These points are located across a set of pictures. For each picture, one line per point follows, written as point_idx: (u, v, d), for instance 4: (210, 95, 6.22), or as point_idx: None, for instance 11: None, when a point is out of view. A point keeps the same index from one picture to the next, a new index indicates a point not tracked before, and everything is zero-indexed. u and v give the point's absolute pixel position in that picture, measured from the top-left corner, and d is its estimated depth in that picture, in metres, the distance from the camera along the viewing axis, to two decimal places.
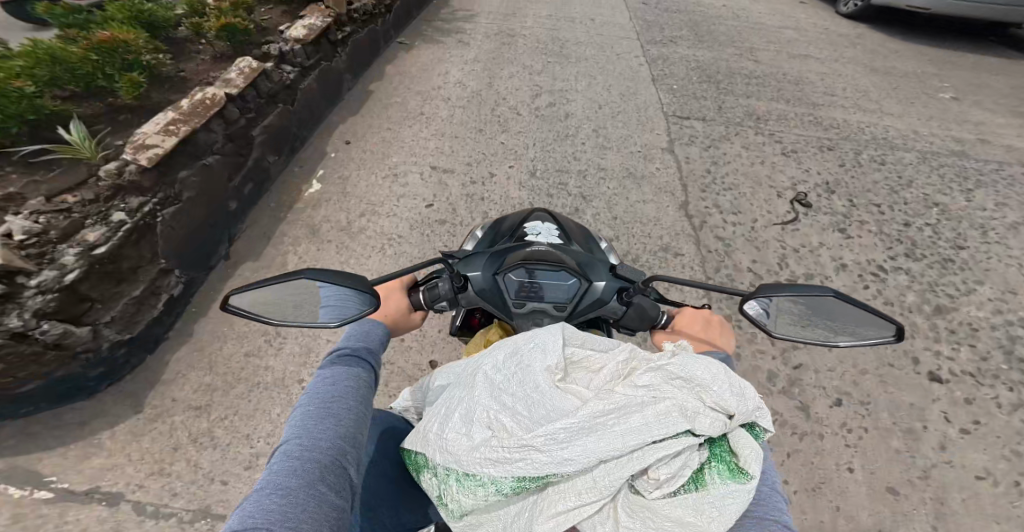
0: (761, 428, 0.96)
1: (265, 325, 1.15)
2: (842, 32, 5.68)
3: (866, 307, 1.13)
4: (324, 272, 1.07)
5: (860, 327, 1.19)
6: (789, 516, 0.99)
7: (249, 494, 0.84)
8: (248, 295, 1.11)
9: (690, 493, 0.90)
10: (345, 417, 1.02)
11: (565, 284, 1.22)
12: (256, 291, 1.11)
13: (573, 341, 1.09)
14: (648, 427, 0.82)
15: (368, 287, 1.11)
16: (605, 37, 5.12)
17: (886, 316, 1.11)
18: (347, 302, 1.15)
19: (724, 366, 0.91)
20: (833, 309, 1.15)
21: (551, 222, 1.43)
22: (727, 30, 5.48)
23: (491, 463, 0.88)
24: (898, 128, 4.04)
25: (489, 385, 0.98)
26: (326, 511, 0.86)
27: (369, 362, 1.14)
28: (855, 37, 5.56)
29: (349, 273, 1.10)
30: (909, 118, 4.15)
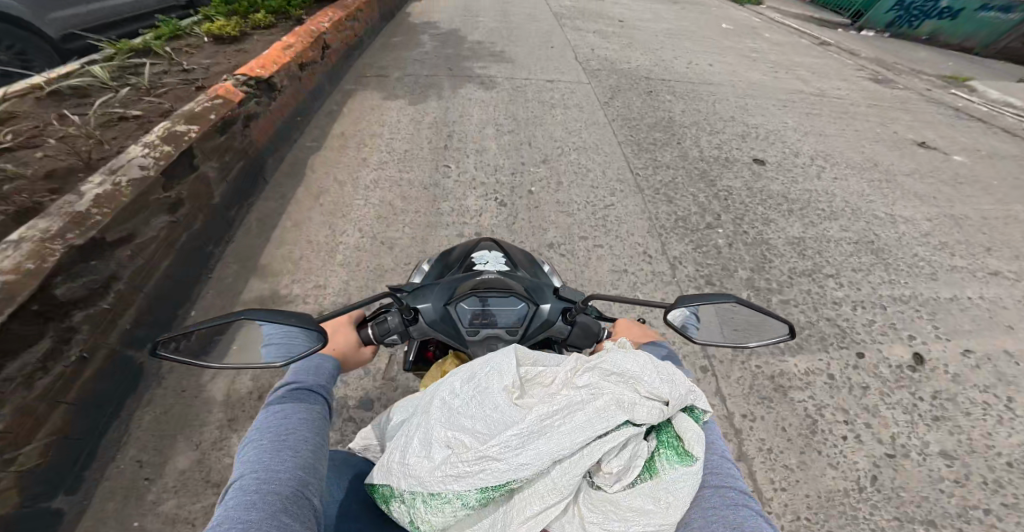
0: (700, 410, 1.05)
1: (191, 366, 1.11)
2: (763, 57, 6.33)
3: (766, 311, 1.23)
4: (263, 311, 1.05)
5: (762, 334, 1.31)
6: (744, 482, 1.07)
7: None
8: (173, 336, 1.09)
9: (646, 482, 0.97)
10: (302, 448, 1.05)
11: (514, 308, 1.28)
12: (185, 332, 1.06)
13: (526, 360, 1.15)
14: (590, 423, 0.89)
15: (313, 324, 1.11)
16: (538, 65, 5.35)
17: (784, 316, 1.23)
18: (294, 338, 1.15)
19: (652, 359, 1.00)
20: (742, 314, 1.26)
21: (497, 251, 1.50)
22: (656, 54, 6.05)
23: (453, 478, 0.91)
24: (815, 130, 4.59)
25: (447, 409, 1.02)
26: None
27: (321, 395, 1.16)
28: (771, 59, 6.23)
29: (293, 313, 1.10)
30: (827, 124, 4.74)
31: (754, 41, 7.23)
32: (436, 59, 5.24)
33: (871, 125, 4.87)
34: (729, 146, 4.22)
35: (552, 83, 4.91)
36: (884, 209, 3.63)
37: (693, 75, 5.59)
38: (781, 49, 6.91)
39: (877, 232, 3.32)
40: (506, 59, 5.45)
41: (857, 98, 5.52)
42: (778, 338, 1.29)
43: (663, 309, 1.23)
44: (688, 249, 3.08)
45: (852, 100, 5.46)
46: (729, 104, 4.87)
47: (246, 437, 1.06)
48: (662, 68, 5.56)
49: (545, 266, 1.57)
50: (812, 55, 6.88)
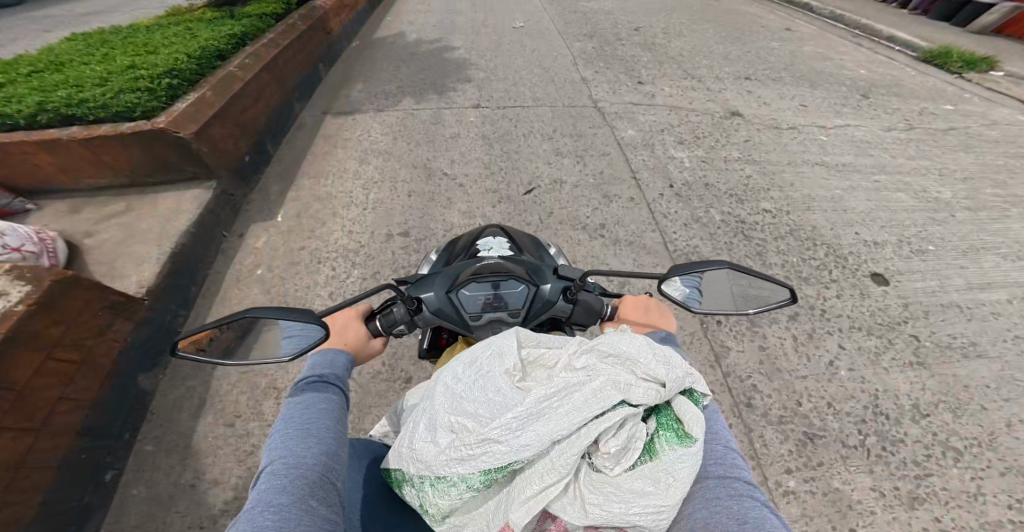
0: (699, 393, 1.06)
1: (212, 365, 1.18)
2: (785, 23, 6.09)
3: (764, 276, 1.22)
4: (269, 309, 1.11)
5: (767, 297, 1.29)
6: (750, 473, 1.08)
7: (241, 514, 0.94)
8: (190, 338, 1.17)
9: (646, 463, 0.99)
10: (325, 436, 1.12)
11: (515, 292, 1.30)
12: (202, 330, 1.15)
13: (529, 344, 1.17)
14: (587, 404, 0.90)
15: (314, 317, 1.15)
16: (543, 41, 5.30)
17: (784, 281, 1.21)
18: (311, 333, 1.23)
19: (649, 341, 1.01)
20: (742, 279, 1.25)
21: (501, 236, 1.52)
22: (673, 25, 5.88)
23: (457, 461, 0.94)
24: (840, 92, 4.39)
25: (450, 394, 1.05)
26: (318, 522, 0.97)
27: (338, 385, 1.22)
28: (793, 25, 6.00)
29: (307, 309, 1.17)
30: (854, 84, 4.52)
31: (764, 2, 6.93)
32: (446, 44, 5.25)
33: (891, 79, 4.65)
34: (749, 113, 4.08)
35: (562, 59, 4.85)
36: (915, 169, 3.46)
37: (697, 38, 5.40)
38: (797, 10, 6.62)
39: (902, 194, 3.19)
40: (517, 38, 5.41)
41: (880, 52, 5.26)
42: (782, 304, 1.28)
43: (659, 281, 1.22)
44: (706, 218, 3.00)
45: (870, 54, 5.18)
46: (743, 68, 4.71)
47: (274, 427, 1.14)
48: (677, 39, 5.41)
49: (551, 249, 1.59)
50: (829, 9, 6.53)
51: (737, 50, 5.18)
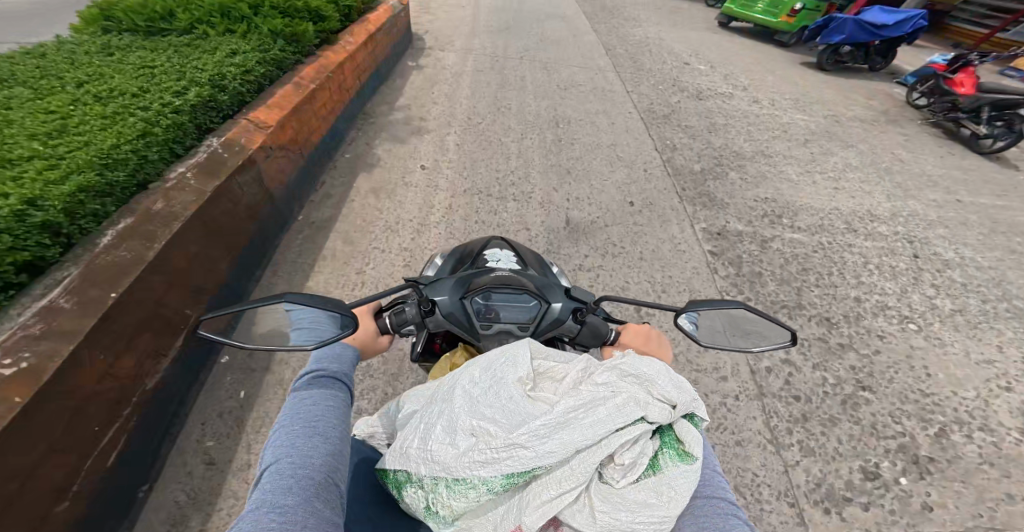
0: (699, 417, 1.14)
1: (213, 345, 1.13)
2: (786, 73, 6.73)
3: (769, 318, 1.31)
4: (307, 296, 1.09)
5: (766, 337, 1.38)
6: (733, 492, 1.15)
7: (244, 513, 0.89)
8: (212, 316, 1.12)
9: (650, 477, 1.05)
10: (332, 436, 1.07)
11: (527, 306, 1.35)
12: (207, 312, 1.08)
13: (539, 356, 1.22)
14: (611, 417, 0.97)
15: (347, 311, 1.14)
16: (571, 78, 5.68)
17: (784, 324, 1.31)
18: (324, 323, 1.18)
19: (664, 365, 1.09)
20: (748, 319, 1.34)
21: (507, 249, 1.58)
22: (693, 67, 6.39)
23: (480, 464, 0.97)
24: (834, 143, 4.86)
25: (468, 398, 1.08)
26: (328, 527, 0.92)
27: (343, 383, 1.20)
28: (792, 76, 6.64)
29: (326, 299, 1.12)
30: (844, 137, 5.06)
31: (758, 56, 7.34)
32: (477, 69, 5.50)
33: (864, 141, 5.05)
34: (756, 152, 4.50)
35: (589, 97, 5.19)
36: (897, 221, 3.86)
37: (712, 84, 5.90)
38: (798, 64, 7.25)
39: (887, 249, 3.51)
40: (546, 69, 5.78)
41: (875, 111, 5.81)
42: (781, 346, 1.36)
43: (675, 314, 1.32)
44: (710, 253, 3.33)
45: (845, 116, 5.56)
46: (751, 117, 5.23)
47: (276, 422, 1.08)
48: (693, 81, 5.93)
49: (552, 268, 1.64)
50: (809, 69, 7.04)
51: (745, 98, 5.72)
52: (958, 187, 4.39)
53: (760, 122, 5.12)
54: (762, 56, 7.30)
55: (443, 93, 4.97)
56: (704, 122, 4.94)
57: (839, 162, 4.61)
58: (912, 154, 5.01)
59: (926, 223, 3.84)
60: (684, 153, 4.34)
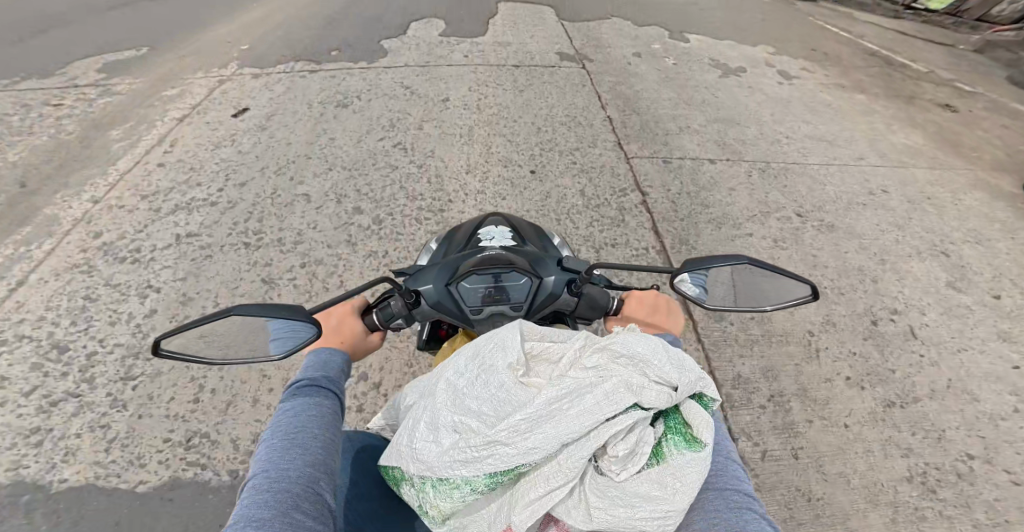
0: (709, 398, 1.03)
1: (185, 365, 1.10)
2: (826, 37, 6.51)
3: (785, 274, 1.18)
4: (262, 308, 1.05)
5: (781, 291, 1.26)
6: (750, 486, 1.05)
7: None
8: (182, 338, 1.11)
9: (654, 467, 0.96)
10: (312, 446, 1.07)
11: (519, 285, 1.27)
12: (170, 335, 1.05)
13: (532, 337, 1.14)
14: (599, 406, 0.87)
15: (308, 316, 1.11)
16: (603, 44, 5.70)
17: (800, 278, 1.17)
18: (293, 334, 1.15)
19: (662, 344, 0.98)
20: (759, 274, 1.21)
21: (503, 226, 1.50)
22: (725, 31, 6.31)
23: (461, 463, 0.91)
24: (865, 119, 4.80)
25: (452, 391, 1.02)
26: None
27: (330, 390, 1.18)
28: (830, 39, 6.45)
29: (286, 312, 1.08)
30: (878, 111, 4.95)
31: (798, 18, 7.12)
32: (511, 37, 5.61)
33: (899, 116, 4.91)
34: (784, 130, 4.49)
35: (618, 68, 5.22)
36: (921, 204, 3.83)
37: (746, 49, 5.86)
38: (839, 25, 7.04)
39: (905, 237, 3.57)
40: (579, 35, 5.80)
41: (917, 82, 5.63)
42: (800, 301, 1.24)
43: (671, 275, 1.23)
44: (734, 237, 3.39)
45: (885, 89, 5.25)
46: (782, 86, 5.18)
47: (262, 437, 1.09)
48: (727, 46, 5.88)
49: (552, 240, 1.55)
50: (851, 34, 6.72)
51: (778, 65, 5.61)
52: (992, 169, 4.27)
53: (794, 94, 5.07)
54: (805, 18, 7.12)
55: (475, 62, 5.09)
56: (737, 97, 4.91)
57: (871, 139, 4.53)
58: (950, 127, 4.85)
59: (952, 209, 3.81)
60: (715, 134, 4.35)
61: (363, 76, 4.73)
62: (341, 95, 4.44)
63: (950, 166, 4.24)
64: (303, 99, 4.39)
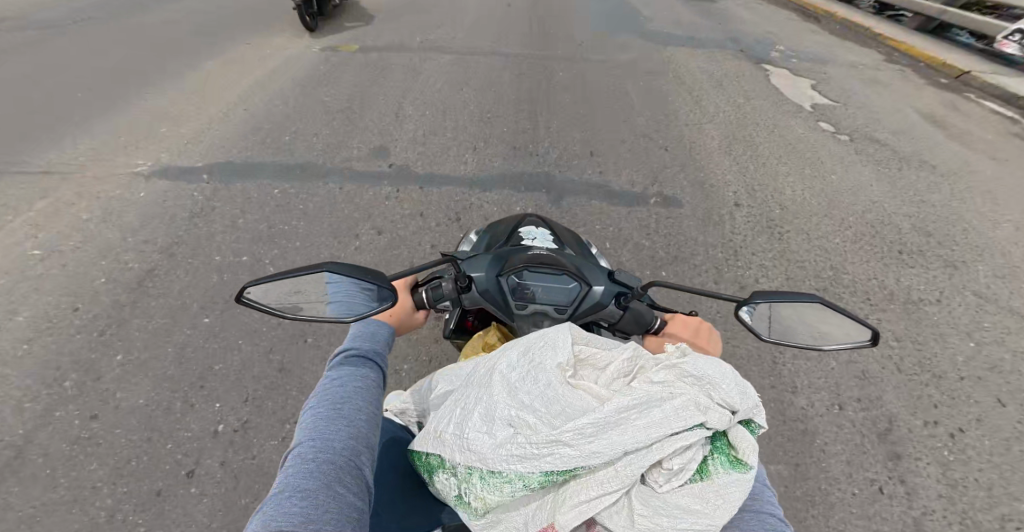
0: (756, 424, 1.06)
1: (256, 311, 1.08)
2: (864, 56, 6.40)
3: (854, 318, 1.21)
4: (347, 266, 1.04)
5: (837, 333, 1.30)
6: (781, 508, 1.08)
7: (269, 497, 0.89)
8: (265, 284, 1.05)
9: (697, 483, 0.99)
10: (355, 418, 1.06)
11: (566, 288, 1.29)
12: (251, 282, 1.02)
13: (581, 341, 1.16)
14: (666, 420, 0.89)
15: (387, 283, 1.10)
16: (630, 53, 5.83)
17: (868, 325, 1.21)
18: (354, 298, 1.14)
19: (725, 367, 1.00)
20: (826, 314, 1.24)
21: (543, 228, 1.52)
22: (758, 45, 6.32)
23: (518, 458, 0.92)
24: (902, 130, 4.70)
25: (507, 385, 1.02)
26: (346, 509, 0.92)
27: (375, 362, 1.17)
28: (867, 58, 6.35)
29: (364, 271, 1.07)
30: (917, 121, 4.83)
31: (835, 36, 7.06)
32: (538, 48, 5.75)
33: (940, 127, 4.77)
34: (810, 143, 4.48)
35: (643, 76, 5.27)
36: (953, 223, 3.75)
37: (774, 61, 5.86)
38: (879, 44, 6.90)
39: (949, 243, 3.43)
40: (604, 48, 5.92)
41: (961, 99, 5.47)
42: (856, 345, 1.28)
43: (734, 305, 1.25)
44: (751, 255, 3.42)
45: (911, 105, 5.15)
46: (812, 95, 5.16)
47: (307, 404, 1.08)
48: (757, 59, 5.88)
49: (590, 249, 1.57)
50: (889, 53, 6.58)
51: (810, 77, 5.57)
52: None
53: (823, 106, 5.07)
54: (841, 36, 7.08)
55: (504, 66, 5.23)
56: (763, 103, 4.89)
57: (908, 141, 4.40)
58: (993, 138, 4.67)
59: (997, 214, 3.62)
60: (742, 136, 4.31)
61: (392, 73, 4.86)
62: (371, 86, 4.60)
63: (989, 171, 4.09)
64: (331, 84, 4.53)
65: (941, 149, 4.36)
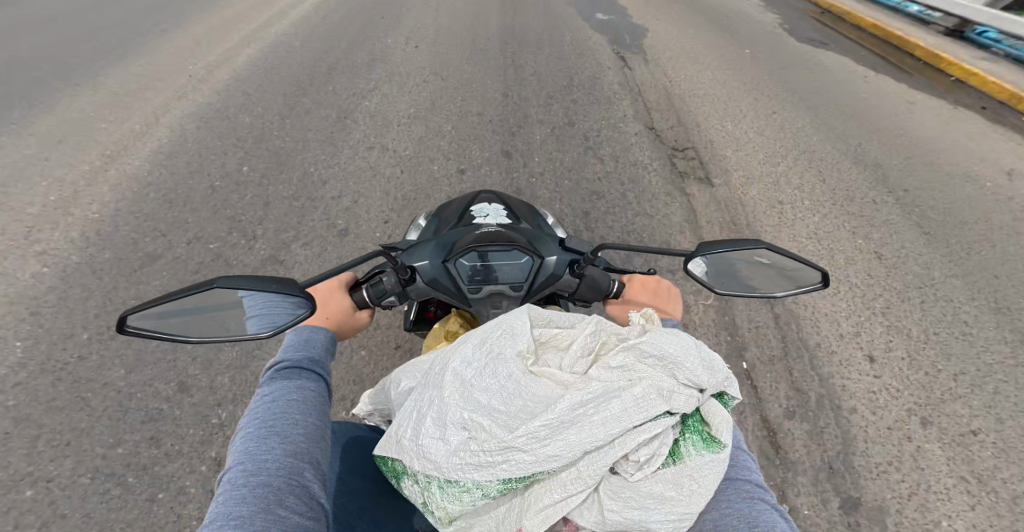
0: (729, 397, 0.99)
1: (151, 338, 1.03)
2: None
3: (798, 258, 1.20)
4: (245, 278, 1.00)
5: (788, 278, 1.28)
6: (758, 474, 1.03)
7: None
8: (151, 313, 1.03)
9: (670, 468, 0.92)
10: (292, 434, 0.99)
11: (518, 263, 1.21)
12: (137, 309, 0.98)
13: (540, 322, 1.07)
14: (627, 412, 0.81)
15: (296, 288, 1.06)
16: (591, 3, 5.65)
17: (815, 265, 1.19)
18: (272, 310, 1.12)
19: (689, 340, 0.92)
20: (772, 258, 1.22)
21: (497, 204, 1.41)
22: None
23: (473, 467, 0.84)
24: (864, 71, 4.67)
25: (460, 384, 0.93)
26: None
27: (313, 371, 1.11)
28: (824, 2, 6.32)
29: (268, 281, 1.03)
30: (876, 65, 4.83)
31: None
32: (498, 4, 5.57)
33: (900, 70, 4.77)
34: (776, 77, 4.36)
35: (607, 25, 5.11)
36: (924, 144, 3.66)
37: (733, 10, 5.79)
38: None
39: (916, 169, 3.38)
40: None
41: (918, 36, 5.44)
42: (807, 288, 1.26)
43: (684, 257, 1.19)
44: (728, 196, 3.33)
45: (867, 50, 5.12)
46: (773, 40, 5.09)
47: (240, 424, 1.01)
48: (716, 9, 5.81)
49: (548, 221, 1.49)
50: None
51: (769, 23, 5.50)
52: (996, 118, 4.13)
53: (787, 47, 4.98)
54: None
55: (462, 22, 5.06)
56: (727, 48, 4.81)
57: (865, 85, 4.41)
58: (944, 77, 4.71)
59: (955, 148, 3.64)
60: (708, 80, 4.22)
61: (343, 32, 4.64)
62: (321, 44, 4.39)
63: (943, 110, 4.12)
64: (280, 44, 4.30)
65: (900, 92, 4.34)
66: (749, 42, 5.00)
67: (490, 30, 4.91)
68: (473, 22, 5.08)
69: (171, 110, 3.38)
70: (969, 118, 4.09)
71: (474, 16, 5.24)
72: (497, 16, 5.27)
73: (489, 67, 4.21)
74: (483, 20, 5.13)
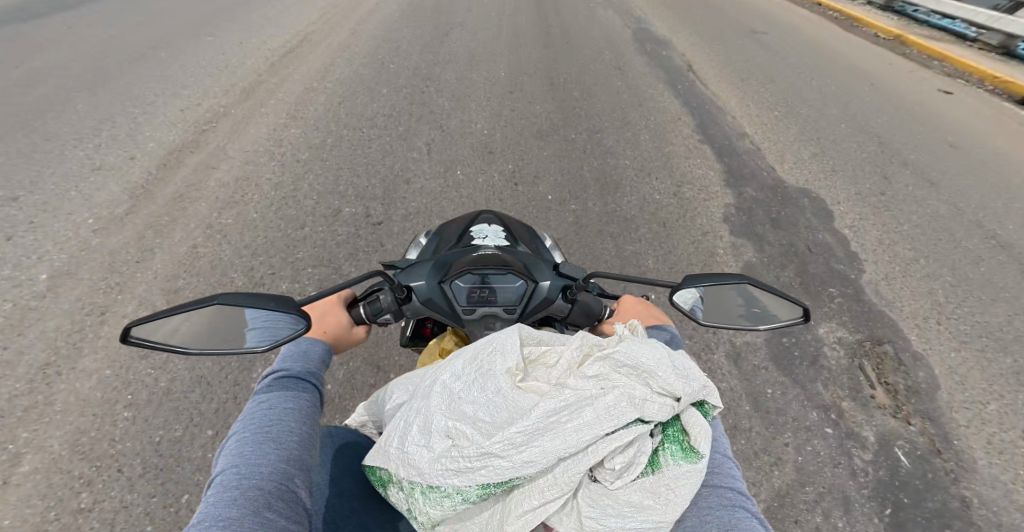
0: (710, 405, 1.03)
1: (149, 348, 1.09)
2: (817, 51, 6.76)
3: (780, 294, 1.23)
4: (241, 295, 1.06)
5: (775, 309, 1.30)
6: (743, 482, 1.06)
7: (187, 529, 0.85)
8: (151, 325, 1.09)
9: (648, 477, 0.95)
10: (286, 440, 1.03)
11: (513, 287, 1.26)
12: (135, 322, 1.03)
13: (530, 341, 1.11)
14: (598, 419, 0.86)
15: (293, 306, 1.11)
16: (598, 54, 6.05)
17: (795, 299, 1.22)
18: (271, 327, 1.17)
19: (665, 351, 0.97)
20: (757, 293, 1.25)
21: (496, 225, 1.48)
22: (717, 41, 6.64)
23: (453, 472, 0.88)
24: (851, 119, 4.95)
25: (447, 395, 0.97)
26: None
27: (310, 382, 1.17)
28: (816, 53, 6.70)
29: (262, 298, 1.08)
30: (863, 112, 5.11)
31: (790, 35, 7.37)
32: (512, 52, 5.96)
33: (886, 119, 5.03)
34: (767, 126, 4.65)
35: (610, 74, 5.48)
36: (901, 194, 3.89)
37: (731, 58, 6.15)
38: (827, 42, 7.27)
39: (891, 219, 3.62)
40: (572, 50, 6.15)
41: (903, 91, 5.79)
42: (792, 321, 1.28)
43: (670, 290, 1.24)
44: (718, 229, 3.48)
45: (856, 98, 5.42)
46: (767, 88, 5.40)
47: (233, 429, 1.05)
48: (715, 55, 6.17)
49: (546, 244, 1.53)
50: (842, 51, 6.93)
51: (764, 70, 5.84)
52: (975, 167, 4.34)
53: (779, 94, 5.29)
54: (794, 34, 7.44)
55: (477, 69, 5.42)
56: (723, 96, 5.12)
57: (851, 132, 4.68)
58: (929, 127, 4.96)
59: (931, 197, 3.87)
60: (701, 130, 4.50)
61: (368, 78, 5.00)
62: (346, 90, 4.74)
63: (924, 159, 4.36)
64: (310, 92, 4.67)
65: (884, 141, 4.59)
66: (743, 89, 5.32)
67: (502, 78, 5.26)
68: (486, 69, 5.45)
69: (209, 156, 3.70)
70: (949, 166, 4.32)
71: (488, 64, 5.61)
72: (510, 63, 5.64)
73: (498, 115, 4.52)
74: (496, 68, 5.49)
